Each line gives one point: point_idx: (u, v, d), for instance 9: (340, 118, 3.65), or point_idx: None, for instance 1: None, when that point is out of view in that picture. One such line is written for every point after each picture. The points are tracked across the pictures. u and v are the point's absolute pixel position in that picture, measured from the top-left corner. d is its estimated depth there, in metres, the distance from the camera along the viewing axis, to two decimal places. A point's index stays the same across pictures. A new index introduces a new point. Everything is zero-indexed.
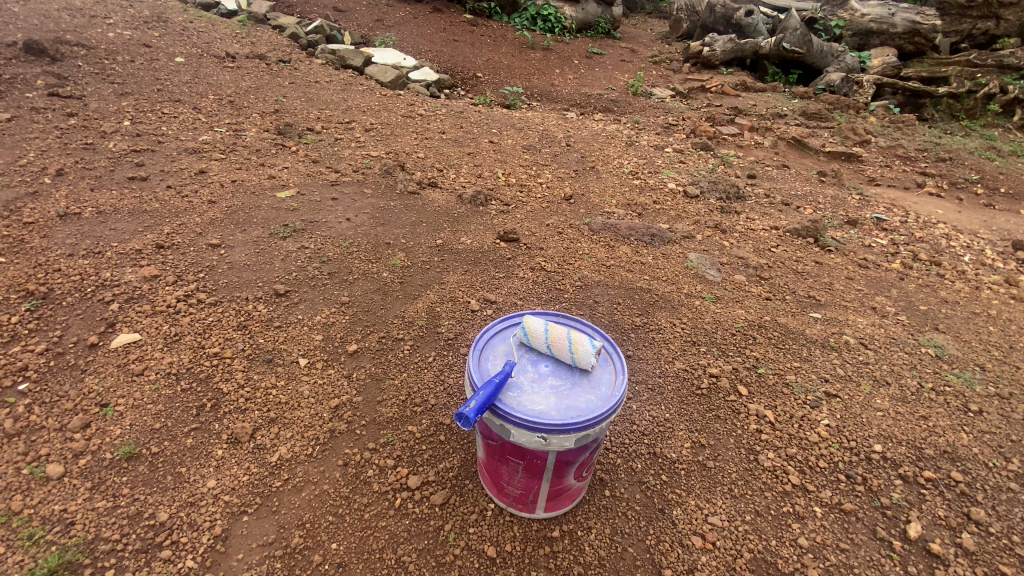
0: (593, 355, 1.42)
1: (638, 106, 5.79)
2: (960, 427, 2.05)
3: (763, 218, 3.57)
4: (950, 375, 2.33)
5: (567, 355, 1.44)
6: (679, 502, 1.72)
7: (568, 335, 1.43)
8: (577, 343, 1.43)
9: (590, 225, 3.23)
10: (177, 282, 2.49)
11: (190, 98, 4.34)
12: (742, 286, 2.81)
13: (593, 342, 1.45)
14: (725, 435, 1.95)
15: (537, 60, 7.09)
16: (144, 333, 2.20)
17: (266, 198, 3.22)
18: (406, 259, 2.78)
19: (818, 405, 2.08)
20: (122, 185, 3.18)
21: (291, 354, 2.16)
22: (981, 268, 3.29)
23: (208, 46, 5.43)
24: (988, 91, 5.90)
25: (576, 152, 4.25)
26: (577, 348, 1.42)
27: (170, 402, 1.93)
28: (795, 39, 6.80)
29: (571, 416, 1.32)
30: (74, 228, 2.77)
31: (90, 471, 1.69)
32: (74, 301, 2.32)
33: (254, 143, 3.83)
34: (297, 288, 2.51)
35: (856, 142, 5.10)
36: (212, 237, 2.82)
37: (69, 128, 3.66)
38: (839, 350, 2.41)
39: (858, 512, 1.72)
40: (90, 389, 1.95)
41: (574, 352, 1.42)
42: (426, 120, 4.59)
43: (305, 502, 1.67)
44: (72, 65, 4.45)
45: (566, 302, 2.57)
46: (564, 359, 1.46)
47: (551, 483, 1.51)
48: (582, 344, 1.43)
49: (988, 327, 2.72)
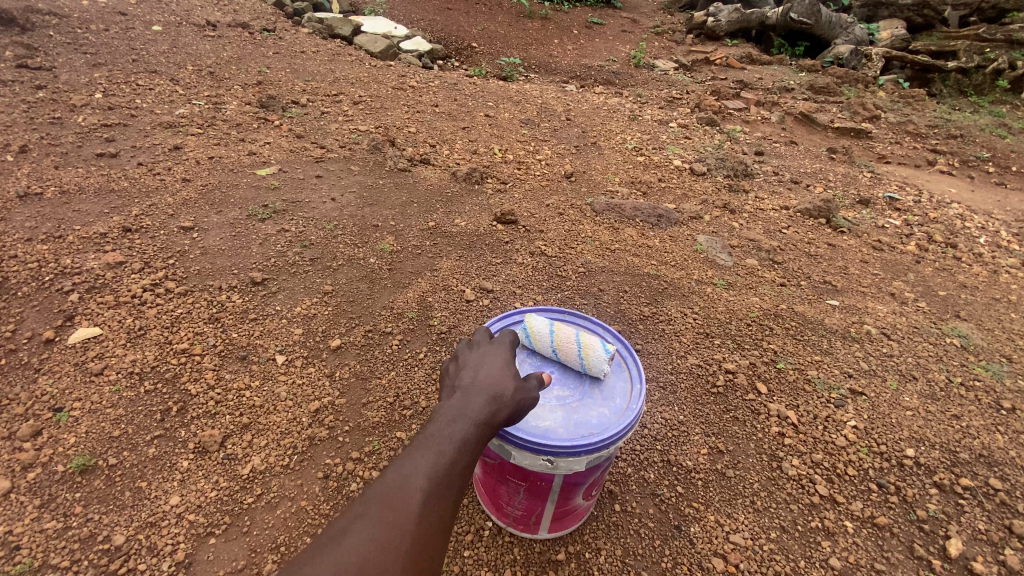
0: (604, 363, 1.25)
1: (641, 78, 5.51)
2: (994, 427, 1.90)
3: (773, 197, 3.35)
4: (977, 368, 2.17)
5: (575, 361, 1.27)
6: (697, 517, 1.56)
7: (576, 338, 1.26)
8: (587, 346, 1.26)
9: (592, 206, 3.00)
10: (145, 269, 2.28)
11: (166, 69, 4.04)
12: (755, 271, 2.62)
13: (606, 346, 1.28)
14: (744, 440, 1.78)
15: (536, 30, 6.74)
16: (105, 327, 2.00)
17: (245, 175, 2.98)
18: (395, 244, 2.57)
19: (842, 404, 1.92)
20: (88, 162, 2.93)
21: (267, 350, 1.96)
22: (998, 251, 3.12)
23: (188, 14, 5.07)
24: (998, 66, 5.66)
25: (577, 127, 4.00)
26: (588, 353, 1.25)
27: (132, 407, 1.74)
28: (802, 9, 6.50)
29: (581, 435, 1.16)
30: (34, 211, 2.55)
31: (39, 485, 1.52)
32: (30, 292, 2.12)
33: (235, 117, 3.55)
34: (275, 275, 2.31)
35: (867, 117, 4.85)
36: (184, 220, 2.59)
37: (37, 101, 3.38)
38: (860, 342, 2.23)
39: (892, 526, 1.57)
40: (44, 391, 1.76)
41: (585, 357, 1.26)
42: (418, 93, 4.31)
43: (279, 521, 1.50)
44: (41, 35, 4.12)
45: (567, 291, 2.37)
46: (571, 365, 1.29)
47: (557, 505, 1.34)
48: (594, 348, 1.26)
49: (1010, 314, 2.56)
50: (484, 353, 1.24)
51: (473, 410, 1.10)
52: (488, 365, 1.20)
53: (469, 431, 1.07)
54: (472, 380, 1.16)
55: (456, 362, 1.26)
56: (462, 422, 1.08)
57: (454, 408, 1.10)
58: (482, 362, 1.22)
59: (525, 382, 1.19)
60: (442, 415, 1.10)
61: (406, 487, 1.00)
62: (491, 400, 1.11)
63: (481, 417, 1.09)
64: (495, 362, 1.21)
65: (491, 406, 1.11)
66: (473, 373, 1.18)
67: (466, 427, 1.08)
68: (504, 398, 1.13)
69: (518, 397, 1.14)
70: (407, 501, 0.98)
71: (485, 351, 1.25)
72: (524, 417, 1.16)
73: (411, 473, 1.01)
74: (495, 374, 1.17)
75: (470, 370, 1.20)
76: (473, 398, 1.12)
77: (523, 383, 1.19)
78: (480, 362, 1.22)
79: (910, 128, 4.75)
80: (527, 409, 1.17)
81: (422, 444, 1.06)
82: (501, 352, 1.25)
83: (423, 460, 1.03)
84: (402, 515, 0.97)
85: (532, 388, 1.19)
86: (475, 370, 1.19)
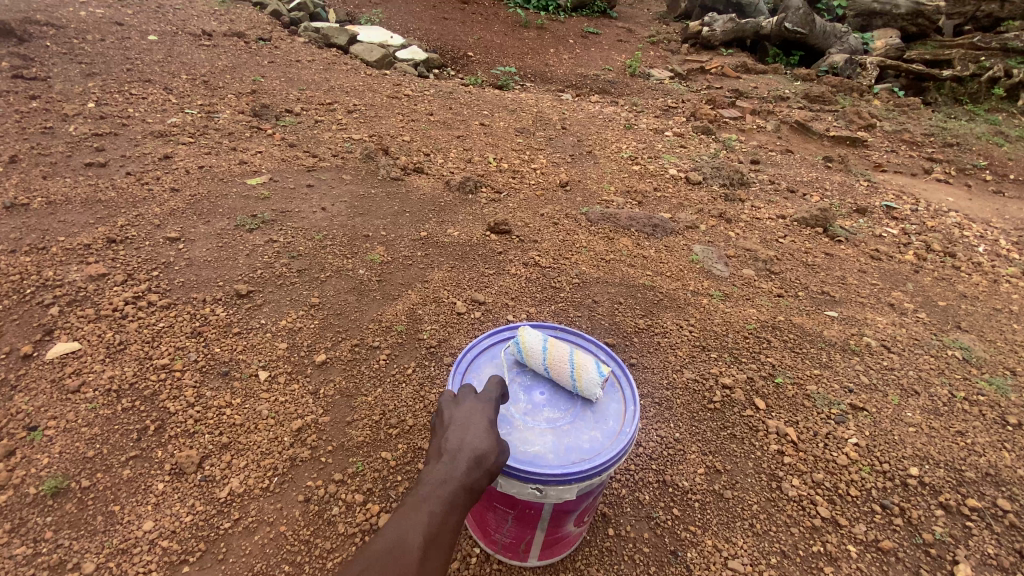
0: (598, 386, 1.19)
1: (637, 87, 5.50)
2: (1000, 444, 1.85)
3: (769, 206, 3.32)
4: (980, 381, 2.12)
5: (567, 380, 1.22)
6: (694, 542, 1.50)
7: (570, 358, 1.21)
8: (580, 367, 1.20)
9: (587, 216, 2.96)
10: (128, 281, 2.22)
11: (160, 77, 4.01)
12: (752, 281, 2.58)
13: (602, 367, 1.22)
14: (742, 458, 1.72)
15: (532, 40, 6.75)
16: (84, 341, 1.94)
17: (235, 185, 2.93)
18: (385, 255, 2.52)
19: (843, 421, 1.86)
20: (76, 172, 2.88)
21: (250, 366, 1.90)
22: (997, 260, 3.08)
23: (184, 23, 5.06)
24: (992, 75, 5.67)
25: (572, 136, 3.97)
26: (580, 375, 1.20)
27: (108, 425, 1.68)
28: (796, 19, 6.53)
29: (571, 461, 1.11)
30: (20, 222, 2.49)
31: (9, 509, 1.46)
32: (10, 306, 2.06)
33: (228, 126, 3.51)
34: (261, 287, 2.25)
35: (862, 125, 4.84)
36: (170, 230, 2.54)
37: (28, 110, 3.34)
38: (860, 355, 2.18)
39: (897, 551, 1.51)
40: (18, 409, 1.70)
41: (578, 379, 1.20)
42: (413, 102, 4.28)
43: (257, 548, 1.44)
44: (37, 45, 4.10)
45: (561, 303, 2.32)
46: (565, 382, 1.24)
47: (547, 532, 1.28)
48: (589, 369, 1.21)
49: (1012, 325, 2.52)
50: (470, 402, 1.16)
51: (461, 473, 1.04)
52: (476, 417, 1.12)
53: (460, 493, 1.03)
54: (459, 439, 1.08)
55: (443, 411, 1.17)
56: (452, 483, 1.03)
57: (443, 468, 1.05)
58: (469, 413, 1.14)
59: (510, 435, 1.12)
60: (430, 475, 1.05)
61: (398, 551, 0.96)
62: (480, 463, 1.05)
63: (471, 479, 1.04)
64: (483, 414, 1.13)
65: (479, 470, 1.04)
66: (461, 427, 1.10)
67: (456, 487, 1.03)
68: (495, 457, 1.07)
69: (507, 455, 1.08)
70: (400, 568, 0.94)
71: (472, 399, 1.16)
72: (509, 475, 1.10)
73: (402, 537, 0.97)
74: (483, 430, 1.09)
75: (458, 425, 1.11)
76: (461, 461, 1.05)
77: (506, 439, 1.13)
78: (468, 411, 1.14)
79: (906, 136, 4.74)
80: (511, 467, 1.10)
81: (413, 505, 1.02)
82: (491, 402, 1.15)
83: (416, 521, 0.99)
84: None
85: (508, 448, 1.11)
86: (462, 426, 1.11)
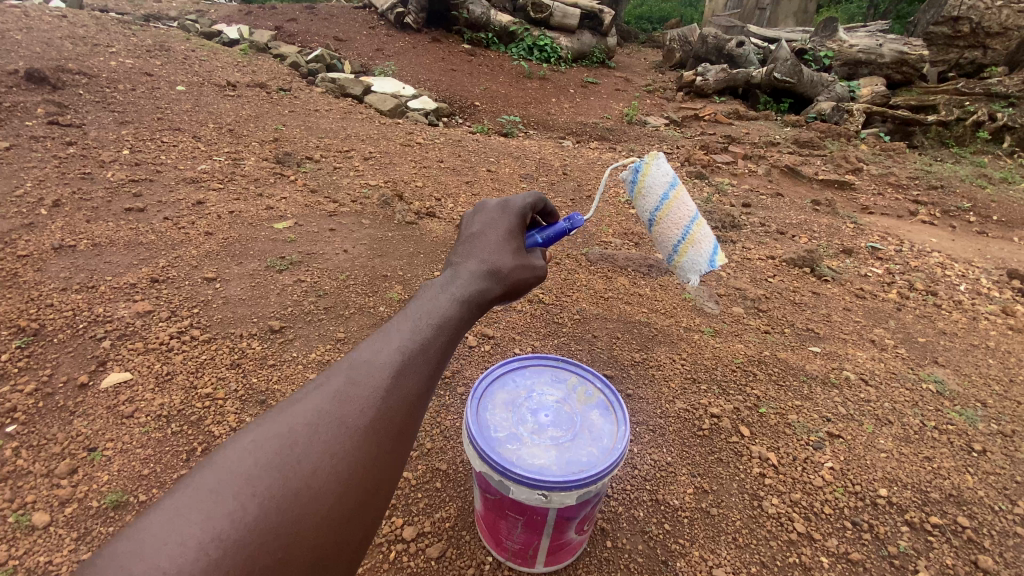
0: (703, 265, 1.71)
1: (633, 134, 5.88)
2: (965, 468, 2.03)
3: (759, 248, 3.58)
4: (952, 412, 2.30)
5: (676, 240, 1.74)
6: (683, 553, 1.67)
7: (686, 230, 1.72)
8: (690, 238, 1.72)
9: (588, 256, 3.22)
10: (172, 317, 2.46)
11: (189, 126, 4.37)
12: (741, 318, 2.80)
13: (715, 254, 1.73)
14: (728, 479, 1.90)
15: (534, 89, 7.23)
16: (134, 371, 2.17)
17: (264, 229, 3.21)
18: (403, 293, 2.77)
19: (820, 447, 2.05)
20: (118, 217, 3.16)
21: (284, 395, 2.12)
22: (977, 298, 3.30)
23: (210, 74, 5.50)
24: (977, 119, 6.05)
25: (573, 181, 4.28)
26: (688, 244, 1.72)
27: (160, 447, 1.89)
28: (785, 69, 6.95)
29: (572, 471, 1.31)
30: (69, 262, 2.76)
31: (76, 519, 1.66)
32: (66, 338, 2.30)
33: (253, 173, 3.84)
34: (292, 323, 2.49)
35: (849, 170, 5.15)
36: (207, 270, 2.80)
37: (67, 156, 3.67)
38: (840, 387, 2.38)
39: (865, 562, 1.69)
40: (78, 432, 1.91)
41: (684, 245, 1.73)
42: (425, 149, 4.63)
43: None
44: (72, 94, 4.49)
45: (564, 338, 2.54)
46: (672, 241, 1.76)
47: (552, 538, 1.46)
48: (705, 247, 1.73)
49: (987, 360, 2.72)
50: (481, 227, 1.39)
51: (460, 288, 1.23)
52: (483, 241, 1.35)
53: (455, 303, 1.20)
54: (467, 259, 1.31)
55: (458, 241, 1.40)
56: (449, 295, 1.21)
57: (442, 284, 1.23)
58: (478, 239, 1.36)
59: (519, 256, 1.36)
60: (430, 289, 1.23)
61: (379, 356, 1.07)
62: (480, 279, 1.26)
63: (466, 293, 1.22)
64: (490, 238, 1.36)
65: (481, 284, 1.26)
66: (470, 251, 1.34)
67: (447, 302, 1.19)
68: (493, 277, 1.29)
69: (507, 275, 1.31)
70: (378, 369, 1.05)
71: (481, 232, 1.38)
72: (516, 288, 1.35)
73: (383, 347, 1.09)
74: (489, 254, 1.32)
75: (468, 250, 1.34)
76: (464, 276, 1.26)
77: (519, 258, 1.37)
78: (478, 236, 1.37)
79: (891, 180, 5.04)
80: (515, 285, 1.34)
81: (404, 317, 1.15)
82: (499, 230, 1.38)
83: (395, 338, 1.10)
84: (369, 383, 1.04)
85: (519, 270, 1.35)
86: (472, 249, 1.34)
